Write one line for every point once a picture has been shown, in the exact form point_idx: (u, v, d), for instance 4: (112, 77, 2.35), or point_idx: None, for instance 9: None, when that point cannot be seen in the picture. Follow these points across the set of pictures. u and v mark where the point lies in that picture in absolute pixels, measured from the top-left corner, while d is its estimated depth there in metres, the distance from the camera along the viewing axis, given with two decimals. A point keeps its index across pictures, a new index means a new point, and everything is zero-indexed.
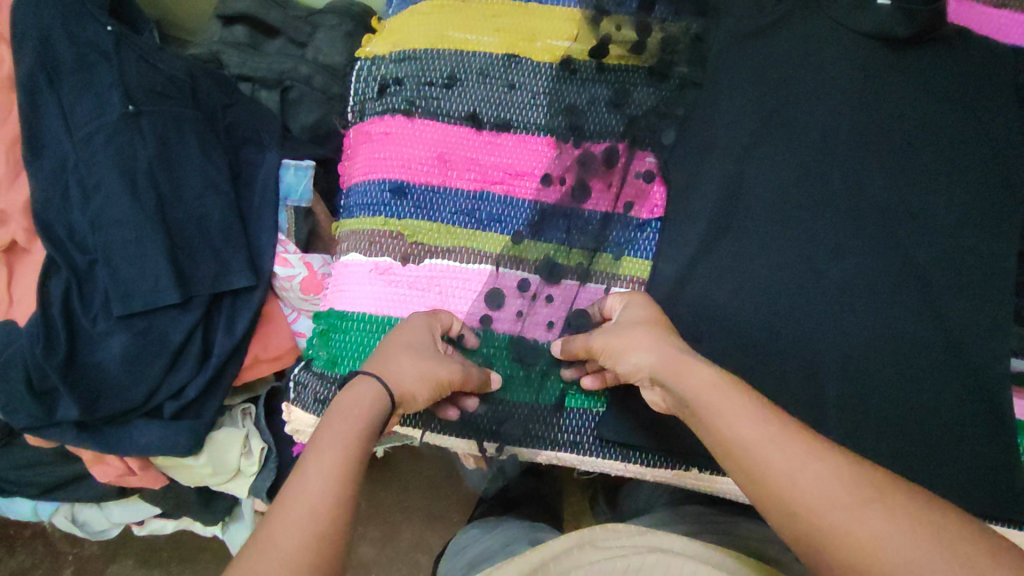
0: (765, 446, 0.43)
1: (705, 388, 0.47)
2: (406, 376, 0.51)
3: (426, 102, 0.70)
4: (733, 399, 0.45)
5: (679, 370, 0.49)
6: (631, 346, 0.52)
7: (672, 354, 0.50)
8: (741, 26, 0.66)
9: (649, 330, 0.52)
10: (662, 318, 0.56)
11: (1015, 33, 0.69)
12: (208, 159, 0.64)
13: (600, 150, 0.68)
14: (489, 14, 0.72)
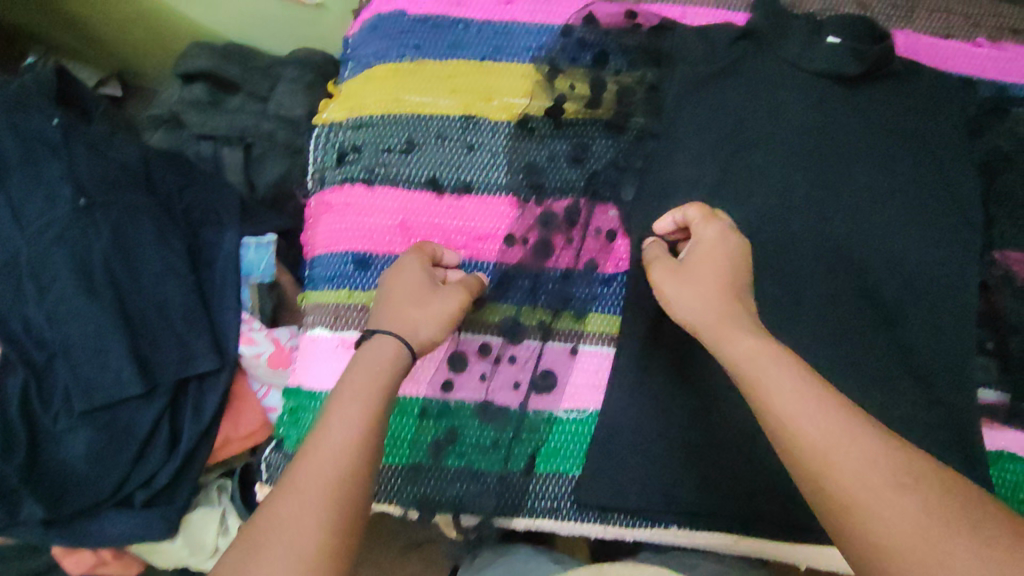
0: (801, 410, 0.45)
1: (752, 354, 0.48)
2: (420, 329, 0.54)
3: (385, 170, 0.68)
4: (777, 366, 0.47)
5: (725, 336, 0.50)
6: (692, 299, 0.52)
7: (723, 313, 0.51)
8: (693, 74, 0.70)
9: (711, 283, 0.52)
10: (734, 262, 0.54)
11: (961, 61, 0.75)
12: (165, 244, 0.64)
13: (561, 208, 0.68)
14: (445, 73, 0.71)
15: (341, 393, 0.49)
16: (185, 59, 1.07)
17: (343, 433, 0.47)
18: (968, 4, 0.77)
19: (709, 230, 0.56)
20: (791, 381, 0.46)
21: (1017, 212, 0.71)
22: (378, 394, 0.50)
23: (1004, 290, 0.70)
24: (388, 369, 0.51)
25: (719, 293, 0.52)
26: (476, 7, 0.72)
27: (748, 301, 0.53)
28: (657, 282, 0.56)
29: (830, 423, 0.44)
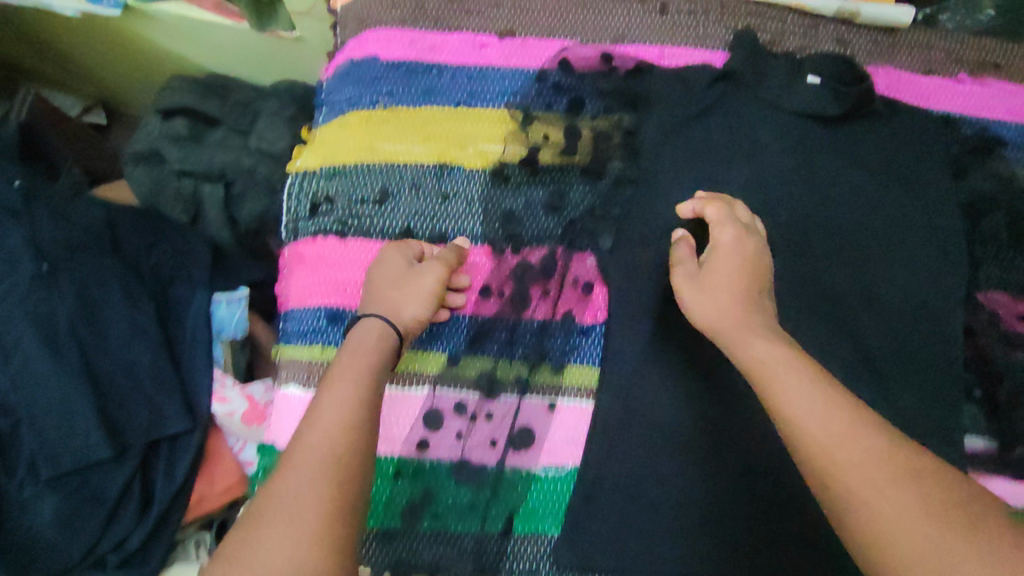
0: (809, 408, 0.46)
1: (766, 360, 0.50)
2: (403, 310, 0.58)
3: (358, 221, 0.67)
4: (790, 369, 0.49)
5: (742, 339, 0.52)
6: (711, 303, 0.55)
7: (741, 318, 0.53)
8: (671, 117, 0.69)
9: (731, 287, 0.55)
10: (752, 267, 0.57)
11: (943, 98, 0.74)
12: (133, 306, 0.64)
13: (537, 258, 0.68)
14: (419, 120, 0.69)
15: (340, 379, 0.52)
16: (164, 94, 1.05)
17: (341, 416, 0.50)
18: (951, 39, 0.76)
19: (726, 234, 0.59)
20: (780, 371, 0.49)
21: (1001, 254, 0.70)
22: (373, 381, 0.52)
23: (989, 334, 0.69)
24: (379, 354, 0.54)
25: (740, 299, 0.54)
26: (450, 51, 0.71)
27: (766, 304, 0.56)
28: (679, 287, 0.59)
29: (813, 403, 0.46)
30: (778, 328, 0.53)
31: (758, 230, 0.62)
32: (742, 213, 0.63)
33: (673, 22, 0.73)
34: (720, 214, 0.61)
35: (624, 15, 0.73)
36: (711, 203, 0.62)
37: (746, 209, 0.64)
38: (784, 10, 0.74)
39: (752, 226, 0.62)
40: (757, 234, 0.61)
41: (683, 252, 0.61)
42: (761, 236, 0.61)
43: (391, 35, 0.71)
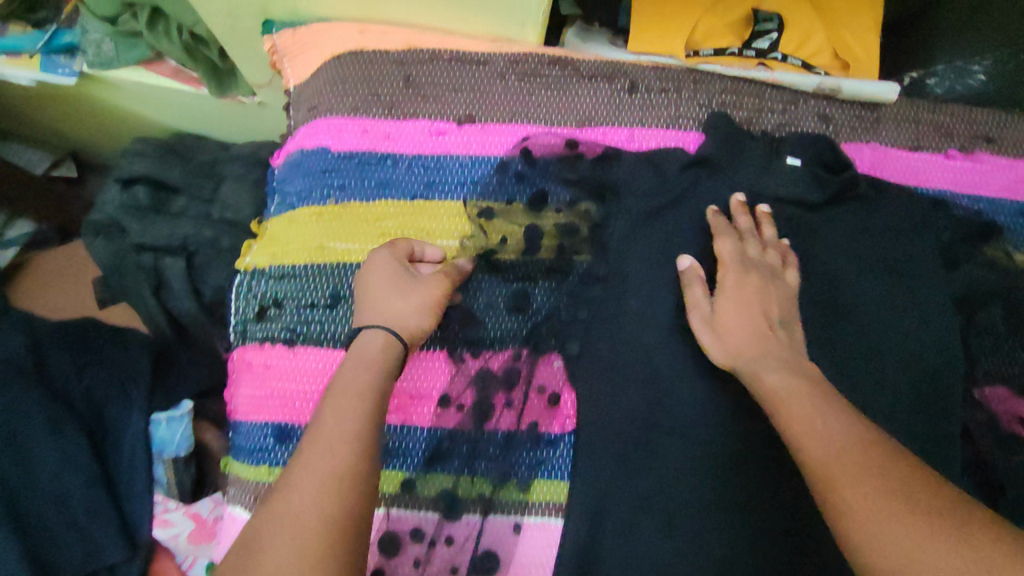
0: (806, 421, 0.48)
1: (783, 389, 0.51)
2: (407, 321, 0.56)
3: (308, 328, 0.64)
4: (800, 396, 0.50)
5: (759, 371, 0.54)
6: (733, 340, 0.56)
7: (760, 351, 0.55)
8: (642, 206, 0.65)
9: (748, 321, 0.57)
10: (765, 299, 0.59)
11: (932, 176, 0.70)
12: (58, 435, 0.67)
13: (498, 364, 0.64)
14: (372, 215, 0.65)
15: (336, 394, 0.51)
16: (124, 164, 1.02)
17: (337, 432, 0.49)
18: (939, 112, 0.72)
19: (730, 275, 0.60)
20: (794, 400, 0.50)
21: (998, 348, 0.65)
22: (375, 394, 0.52)
23: (986, 437, 0.65)
24: (383, 368, 0.53)
25: (758, 331, 0.56)
26: (406, 140, 0.67)
27: (785, 334, 0.57)
28: (696, 330, 0.59)
29: (814, 420, 0.48)
30: (799, 358, 0.54)
31: (772, 263, 0.62)
32: (754, 246, 0.62)
33: (643, 101, 0.69)
34: (732, 250, 0.62)
35: (590, 96, 0.69)
36: (722, 232, 0.63)
37: (762, 233, 0.64)
38: (760, 85, 0.70)
39: (766, 262, 0.62)
40: (773, 272, 0.61)
41: (697, 293, 0.60)
42: (775, 268, 0.62)
43: (342, 124, 0.67)
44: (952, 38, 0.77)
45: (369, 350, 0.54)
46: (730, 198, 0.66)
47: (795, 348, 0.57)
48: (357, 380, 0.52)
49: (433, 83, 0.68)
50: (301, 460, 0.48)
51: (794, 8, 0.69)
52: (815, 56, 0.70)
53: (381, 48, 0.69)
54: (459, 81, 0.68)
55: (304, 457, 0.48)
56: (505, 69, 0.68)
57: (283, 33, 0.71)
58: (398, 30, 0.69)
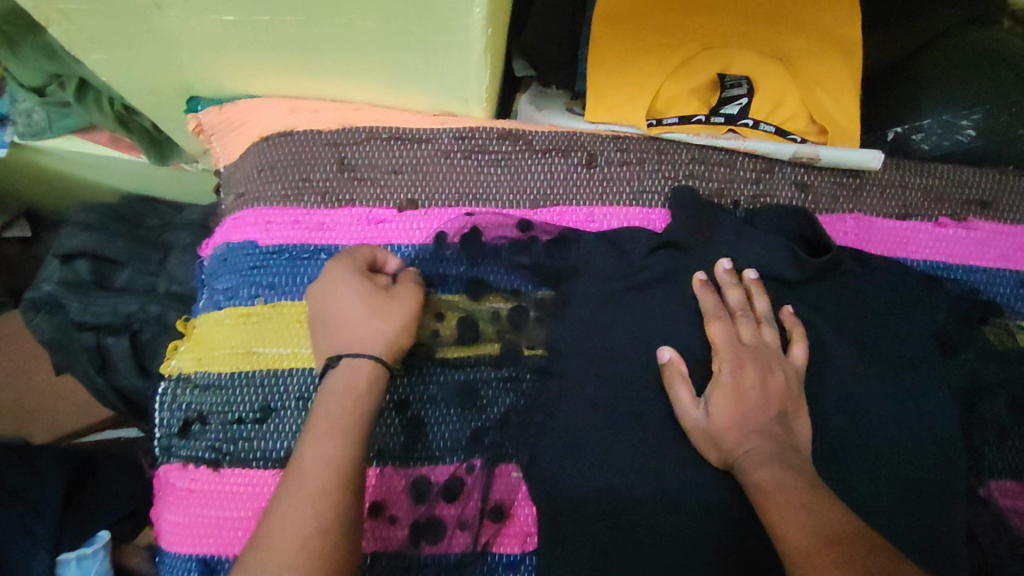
0: (792, 516, 0.45)
1: (777, 486, 0.47)
2: (382, 344, 0.51)
3: (236, 447, 0.56)
4: (795, 491, 0.47)
5: (750, 464, 0.50)
6: (730, 441, 0.51)
7: (759, 450, 0.50)
8: (600, 292, 0.59)
9: (748, 418, 0.52)
10: (764, 390, 0.53)
11: (922, 247, 0.64)
12: None
13: (445, 476, 0.57)
14: (306, 315, 0.59)
15: (307, 446, 0.46)
16: (62, 238, 0.94)
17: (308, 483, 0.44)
18: (927, 174, 0.66)
19: (725, 369, 0.54)
20: (783, 492, 0.47)
21: (1004, 441, 0.58)
22: (355, 449, 0.46)
23: (1000, 541, 0.56)
24: (360, 414, 0.48)
25: (758, 431, 0.51)
26: (342, 228, 0.60)
27: (786, 429, 0.52)
28: (690, 430, 0.53)
29: (802, 514, 0.45)
30: (798, 461, 0.50)
31: (772, 344, 0.56)
32: (747, 329, 0.56)
33: (603, 176, 0.63)
34: (725, 336, 0.55)
35: (545, 172, 0.63)
36: (710, 305, 0.57)
37: (760, 308, 0.58)
38: (731, 153, 0.65)
39: (765, 345, 0.56)
40: (775, 358, 0.55)
41: (683, 394, 0.53)
42: (776, 350, 0.56)
43: (271, 215, 0.61)
44: (936, 92, 0.72)
45: (347, 387, 0.49)
46: (714, 266, 0.59)
47: (793, 439, 0.52)
48: (330, 436, 0.46)
49: (370, 165, 0.62)
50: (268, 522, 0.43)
51: (764, 72, 0.64)
52: (789, 121, 0.64)
53: (313, 128, 0.63)
54: (399, 162, 0.62)
55: (280, 519, 0.43)
56: (449, 147, 0.62)
57: (208, 112, 0.65)
58: (331, 107, 0.63)
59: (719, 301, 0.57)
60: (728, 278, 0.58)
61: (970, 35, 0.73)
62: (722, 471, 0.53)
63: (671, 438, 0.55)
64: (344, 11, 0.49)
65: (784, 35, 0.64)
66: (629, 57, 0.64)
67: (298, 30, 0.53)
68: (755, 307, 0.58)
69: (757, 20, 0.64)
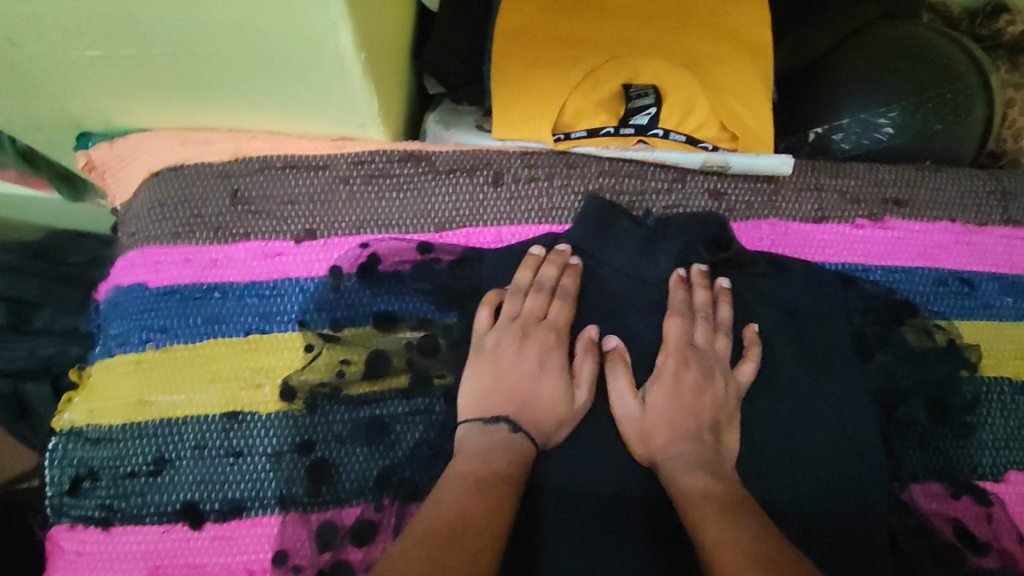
0: (719, 521, 0.43)
1: (703, 495, 0.46)
2: (546, 417, 0.52)
3: (128, 502, 0.53)
4: (724, 504, 0.45)
5: (676, 469, 0.49)
6: (660, 438, 0.51)
7: (684, 456, 0.50)
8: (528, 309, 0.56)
9: (678, 419, 0.52)
10: (702, 397, 0.53)
11: (839, 250, 0.63)
12: None
13: (352, 518, 0.53)
14: (200, 359, 0.56)
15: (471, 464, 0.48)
16: None
17: (467, 484, 0.46)
18: (843, 175, 0.65)
19: (669, 367, 0.54)
20: (711, 499, 0.45)
21: (925, 439, 0.57)
22: (508, 487, 0.47)
23: (930, 543, 0.55)
24: (512, 460, 0.49)
25: (684, 432, 0.51)
26: (236, 266, 0.58)
27: (716, 440, 0.52)
28: (619, 419, 0.53)
29: (730, 521, 0.43)
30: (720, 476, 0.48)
31: (721, 353, 0.56)
32: (700, 331, 0.56)
33: (510, 194, 0.61)
34: (679, 334, 0.55)
35: (449, 194, 0.60)
36: (677, 297, 0.57)
37: (704, 304, 0.57)
38: (642, 164, 0.64)
39: (714, 351, 0.56)
40: (720, 366, 0.55)
41: (622, 383, 0.53)
42: (723, 359, 0.55)
43: (162, 254, 0.58)
44: (853, 90, 0.71)
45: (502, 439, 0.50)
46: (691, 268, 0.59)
47: (726, 455, 0.51)
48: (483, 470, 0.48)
49: (266, 197, 0.59)
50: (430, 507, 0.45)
51: (672, 80, 0.60)
52: (702, 128, 0.61)
53: (206, 161, 0.60)
54: (295, 192, 0.59)
55: (439, 506, 0.45)
56: (349, 173, 0.60)
57: (98, 147, 0.61)
58: (223, 137, 0.60)
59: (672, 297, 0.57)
60: (701, 279, 0.58)
61: (882, 33, 0.73)
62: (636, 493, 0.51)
63: (584, 462, 0.52)
64: (209, 40, 0.46)
65: (690, 42, 0.62)
66: (533, 73, 0.61)
67: (167, 66, 0.50)
68: (702, 304, 0.57)
69: (660, 28, 0.62)
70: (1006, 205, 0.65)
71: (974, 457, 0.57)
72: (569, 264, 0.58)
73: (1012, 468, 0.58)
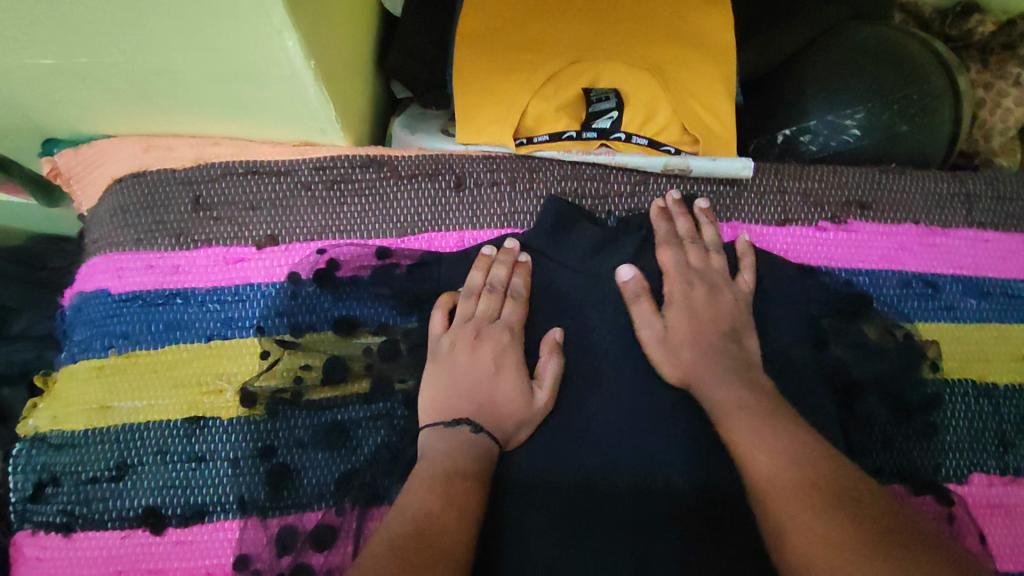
0: (762, 431, 0.47)
1: (739, 403, 0.50)
2: (505, 418, 0.53)
3: (91, 508, 0.53)
4: (759, 411, 0.49)
5: (707, 381, 0.52)
6: (687, 354, 0.54)
7: (712, 365, 0.53)
8: (482, 310, 0.56)
9: (698, 333, 0.55)
10: (715, 308, 0.57)
11: (802, 252, 0.63)
12: None
13: (313, 523, 0.53)
14: (162, 364, 0.56)
15: (431, 468, 0.48)
16: None
17: (434, 484, 0.47)
18: (806, 178, 0.65)
19: (678, 288, 0.58)
20: (745, 413, 0.49)
21: (886, 441, 0.58)
22: (469, 487, 0.47)
23: None
24: (473, 462, 0.49)
25: (706, 343, 0.55)
26: (198, 272, 0.58)
27: (739, 346, 0.55)
28: (645, 343, 0.55)
29: (765, 440, 0.46)
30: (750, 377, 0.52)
31: (720, 268, 0.59)
32: (696, 255, 0.60)
33: (472, 198, 0.61)
34: (677, 260, 0.59)
35: (411, 199, 0.61)
36: (665, 225, 0.61)
37: (691, 227, 0.61)
38: (605, 168, 0.63)
39: (713, 269, 0.59)
40: (724, 282, 0.59)
41: (643, 308, 0.56)
42: (723, 273, 0.59)
43: (124, 261, 0.59)
44: (820, 93, 0.72)
45: (462, 442, 0.50)
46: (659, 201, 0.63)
47: (748, 355, 0.55)
48: (445, 470, 0.48)
49: (227, 203, 0.60)
50: (392, 516, 0.45)
51: (632, 84, 0.62)
52: (662, 132, 0.62)
53: (169, 167, 0.61)
54: (257, 198, 0.60)
55: (399, 512, 0.45)
56: (309, 179, 0.60)
57: (63, 153, 0.61)
58: (186, 143, 0.60)
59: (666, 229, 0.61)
60: (677, 207, 0.61)
61: (850, 34, 0.73)
62: (597, 497, 0.51)
63: (543, 466, 0.52)
64: (162, 47, 0.46)
65: (650, 44, 0.62)
66: (495, 78, 0.62)
67: (122, 73, 0.50)
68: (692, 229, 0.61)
69: (621, 33, 0.62)
70: (970, 207, 0.65)
71: (936, 459, 0.58)
72: (518, 261, 0.58)
73: (973, 469, 0.58)
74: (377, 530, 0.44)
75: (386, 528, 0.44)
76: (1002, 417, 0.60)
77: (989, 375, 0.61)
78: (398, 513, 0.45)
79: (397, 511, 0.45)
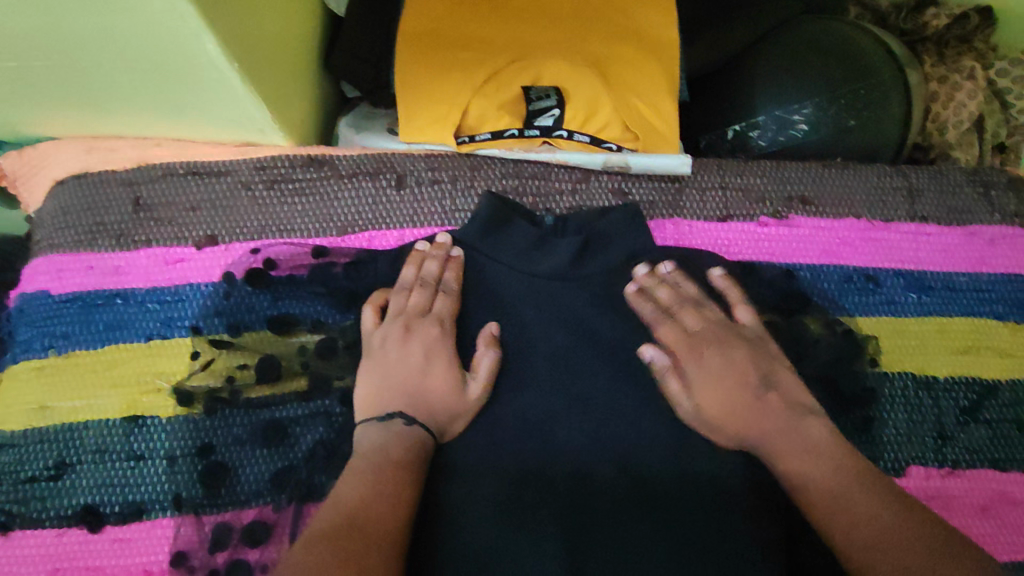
0: (847, 497, 0.45)
1: (828, 475, 0.47)
2: (438, 411, 0.52)
3: (30, 506, 0.54)
4: (845, 479, 0.46)
5: (778, 451, 0.49)
6: (733, 425, 0.51)
7: (771, 436, 0.50)
8: (416, 305, 0.56)
9: (732, 400, 0.52)
10: (734, 361, 0.54)
11: (743, 248, 0.63)
12: None
13: (248, 519, 0.53)
14: (102, 364, 0.57)
15: (367, 460, 0.48)
16: None
17: (372, 475, 0.46)
18: (747, 174, 0.65)
19: (692, 366, 0.54)
20: (826, 483, 0.46)
21: None
22: (403, 476, 0.47)
23: None
24: (406, 453, 0.49)
25: (746, 405, 0.51)
26: (139, 273, 0.59)
27: (775, 393, 0.52)
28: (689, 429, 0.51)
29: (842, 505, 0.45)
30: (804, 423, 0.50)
31: (717, 321, 0.57)
32: (691, 317, 0.57)
33: (413, 197, 0.62)
34: (676, 337, 0.55)
35: (351, 199, 0.61)
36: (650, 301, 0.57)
37: (672, 294, 0.57)
38: (547, 165, 0.64)
39: (712, 324, 0.56)
40: (729, 332, 0.56)
41: (675, 387, 0.52)
42: (723, 324, 0.57)
43: (64, 262, 0.59)
44: (767, 90, 0.72)
45: (394, 436, 0.50)
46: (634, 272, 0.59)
47: (783, 399, 0.52)
48: (380, 461, 0.48)
49: (170, 205, 0.60)
50: (327, 506, 0.45)
51: (574, 83, 0.61)
52: (603, 129, 0.63)
53: (112, 168, 0.61)
54: (200, 199, 0.61)
55: (335, 501, 0.45)
56: (251, 179, 0.61)
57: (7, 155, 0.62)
58: (128, 144, 0.61)
59: (656, 303, 0.57)
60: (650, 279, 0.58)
61: (802, 28, 0.73)
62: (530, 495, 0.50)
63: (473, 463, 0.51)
64: (88, 52, 0.46)
65: (592, 43, 0.62)
66: (436, 77, 0.62)
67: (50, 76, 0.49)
68: (678, 292, 0.58)
69: (562, 31, 0.63)
70: (913, 201, 0.66)
71: (875, 453, 0.58)
72: (450, 256, 0.58)
73: (912, 463, 0.58)
74: (312, 521, 0.44)
75: (320, 518, 0.44)
76: (941, 411, 0.60)
77: (929, 368, 0.61)
78: (334, 505, 0.45)
79: (331, 502, 0.45)
